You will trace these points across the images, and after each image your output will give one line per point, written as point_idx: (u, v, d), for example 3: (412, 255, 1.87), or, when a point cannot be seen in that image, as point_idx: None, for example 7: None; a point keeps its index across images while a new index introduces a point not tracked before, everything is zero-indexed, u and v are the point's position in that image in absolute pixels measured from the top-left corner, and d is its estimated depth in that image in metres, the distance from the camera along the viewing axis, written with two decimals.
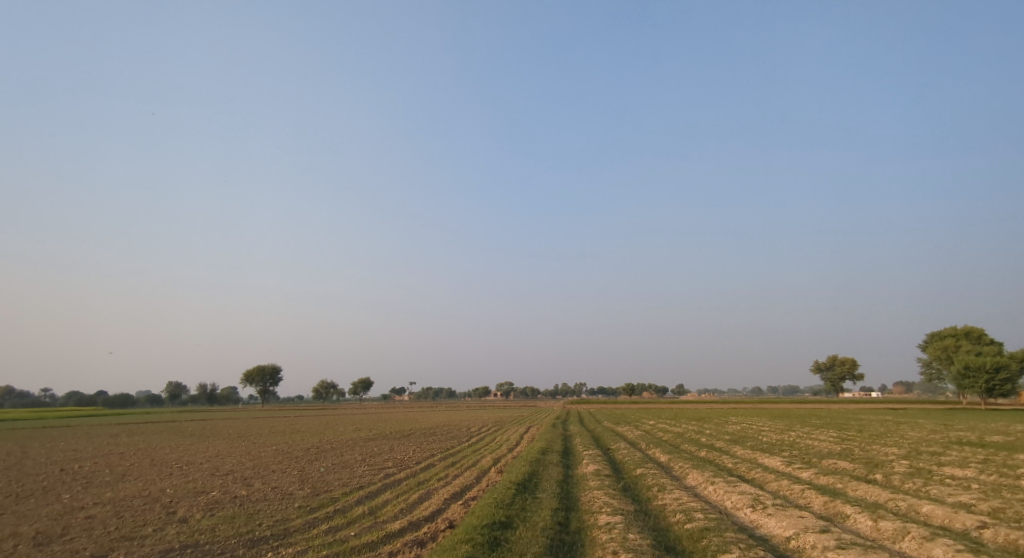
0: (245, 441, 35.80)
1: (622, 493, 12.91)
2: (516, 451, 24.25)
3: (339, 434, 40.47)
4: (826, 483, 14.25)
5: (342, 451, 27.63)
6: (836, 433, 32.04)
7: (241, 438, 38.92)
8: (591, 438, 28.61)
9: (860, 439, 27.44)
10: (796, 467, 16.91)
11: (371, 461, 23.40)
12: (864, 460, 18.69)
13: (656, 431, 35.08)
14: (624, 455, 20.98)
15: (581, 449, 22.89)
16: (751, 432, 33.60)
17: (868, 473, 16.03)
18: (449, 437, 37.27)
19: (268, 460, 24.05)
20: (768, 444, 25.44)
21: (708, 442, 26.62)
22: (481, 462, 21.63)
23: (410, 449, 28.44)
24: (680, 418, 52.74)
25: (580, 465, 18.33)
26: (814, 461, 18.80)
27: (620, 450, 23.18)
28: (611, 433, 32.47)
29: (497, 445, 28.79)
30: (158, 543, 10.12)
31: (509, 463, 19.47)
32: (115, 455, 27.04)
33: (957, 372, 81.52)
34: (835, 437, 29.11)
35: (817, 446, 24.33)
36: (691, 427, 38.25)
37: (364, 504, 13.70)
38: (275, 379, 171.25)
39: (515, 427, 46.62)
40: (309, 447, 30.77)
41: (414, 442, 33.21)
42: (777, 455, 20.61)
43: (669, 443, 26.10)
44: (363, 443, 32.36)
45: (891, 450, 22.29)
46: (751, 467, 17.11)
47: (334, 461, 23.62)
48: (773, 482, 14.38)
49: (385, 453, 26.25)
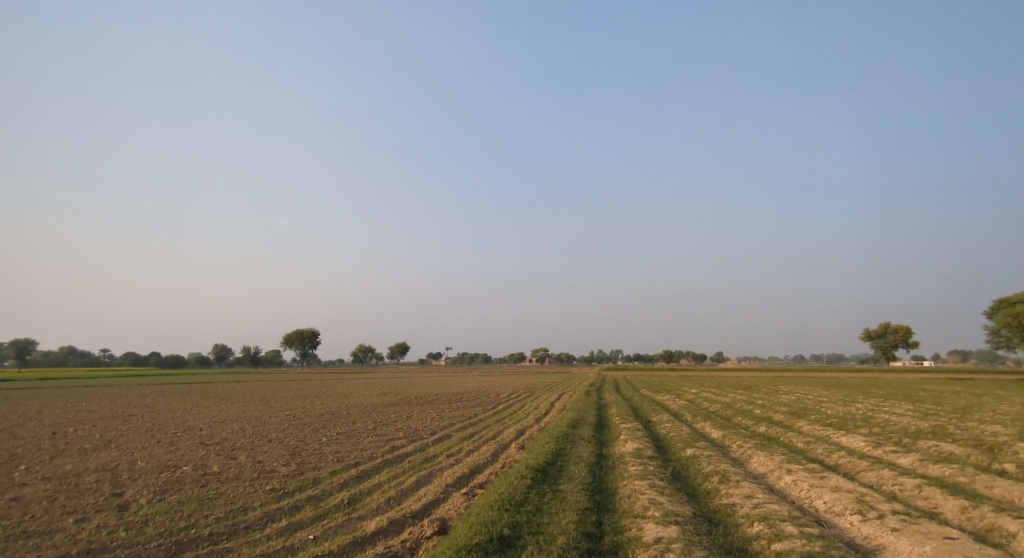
0: (265, 405, 34.72)
1: (672, 486, 9.77)
2: (542, 423, 21.53)
3: (363, 399, 39.03)
4: (942, 474, 10.74)
5: (355, 418, 25.68)
6: (913, 406, 27.84)
7: (264, 402, 38.10)
8: (629, 409, 25.61)
9: (948, 414, 23.28)
10: (889, 451, 13.38)
11: (381, 430, 21.24)
12: (973, 442, 14.87)
13: (701, 401, 31.75)
14: (670, 431, 17.85)
15: (618, 422, 19.91)
16: (809, 403, 29.84)
17: (987, 458, 12.39)
18: (474, 403, 35.09)
19: (272, 428, 22.31)
20: (838, 418, 21.71)
21: (763, 416, 23.11)
22: (500, 435, 19.03)
23: (428, 417, 26.17)
24: (724, 386, 49.15)
25: (616, 443, 15.28)
26: (906, 441, 15.15)
27: (664, 422, 20.17)
28: (650, 403, 29.32)
29: (523, 414, 26.19)
30: (59, 542, 7.79)
31: (532, 438, 16.67)
32: (124, 419, 26.04)
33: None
34: (914, 411, 24.98)
35: (897, 422, 20.55)
36: (740, 397, 34.70)
37: (347, 490, 11.20)
38: (314, 342, 175.42)
39: (545, 394, 44.11)
40: (324, 412, 29.08)
41: (436, 409, 31.07)
42: (854, 433, 17.06)
43: (719, 416, 22.73)
44: (381, 409, 30.48)
45: (999, 428, 18.20)
46: (830, 449, 13.64)
47: (343, 429, 21.64)
48: (869, 473, 10.92)
49: (400, 422, 24.10)
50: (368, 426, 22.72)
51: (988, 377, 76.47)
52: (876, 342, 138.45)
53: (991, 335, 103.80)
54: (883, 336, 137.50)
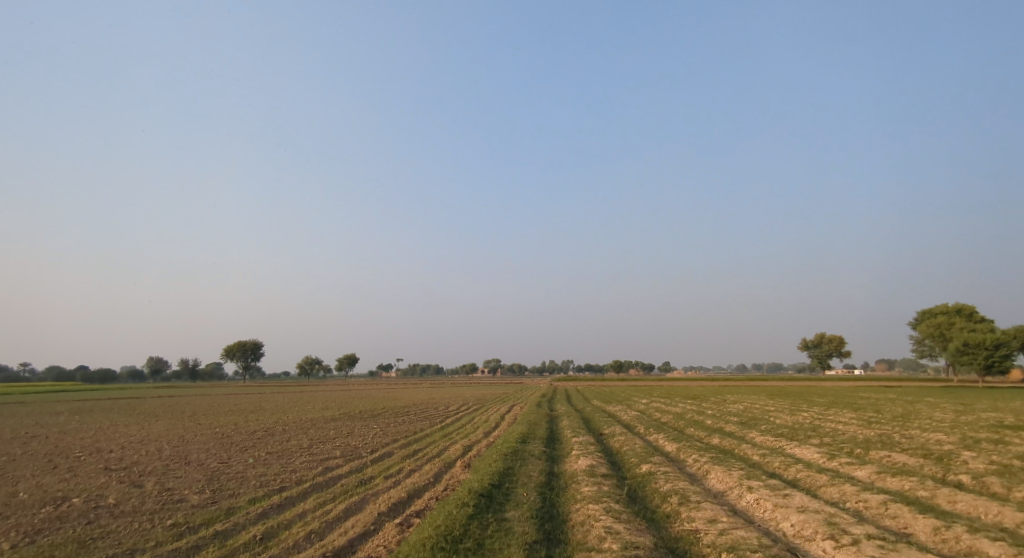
0: (190, 421, 31.72)
1: (630, 509, 8.87)
2: (491, 438, 20.37)
3: (303, 414, 36.58)
4: (902, 490, 10.40)
5: (290, 436, 23.64)
6: (854, 414, 28.54)
7: (192, 417, 34.95)
8: (582, 421, 24.86)
9: (889, 422, 23.81)
10: (845, 463, 13.11)
11: (317, 449, 19.45)
12: (921, 452, 14.89)
13: (653, 411, 31.44)
14: (624, 444, 17.10)
15: (570, 435, 19.01)
16: (758, 413, 30.13)
17: (940, 469, 12.27)
18: (422, 417, 33.46)
19: (193, 448, 20.05)
20: (788, 428, 21.70)
21: (715, 427, 22.86)
22: (447, 452, 17.73)
23: (371, 433, 24.45)
24: (674, 396, 49.58)
25: (568, 459, 14.34)
26: (858, 452, 15.04)
27: (617, 435, 19.43)
28: (603, 414, 28.70)
29: (472, 428, 24.92)
30: None
31: (480, 455, 15.49)
32: (19, 441, 22.92)
33: (955, 348, 79.47)
34: (857, 419, 25.47)
35: (844, 430, 20.74)
36: (691, 407, 34.74)
37: (264, 522, 9.71)
38: (257, 354, 166.94)
39: (497, 405, 42.90)
40: (257, 429, 26.77)
41: (380, 424, 29.28)
42: (806, 443, 16.91)
43: (672, 428, 22.28)
44: (320, 425, 28.39)
45: (940, 436, 18.56)
46: (787, 462, 13.21)
47: (274, 448, 19.73)
48: (830, 488, 10.44)
49: (339, 438, 22.32)
50: (303, 444, 20.85)
51: (915, 384, 81.30)
52: (813, 352, 145.42)
53: (915, 345, 110.98)
54: (819, 346, 144.63)
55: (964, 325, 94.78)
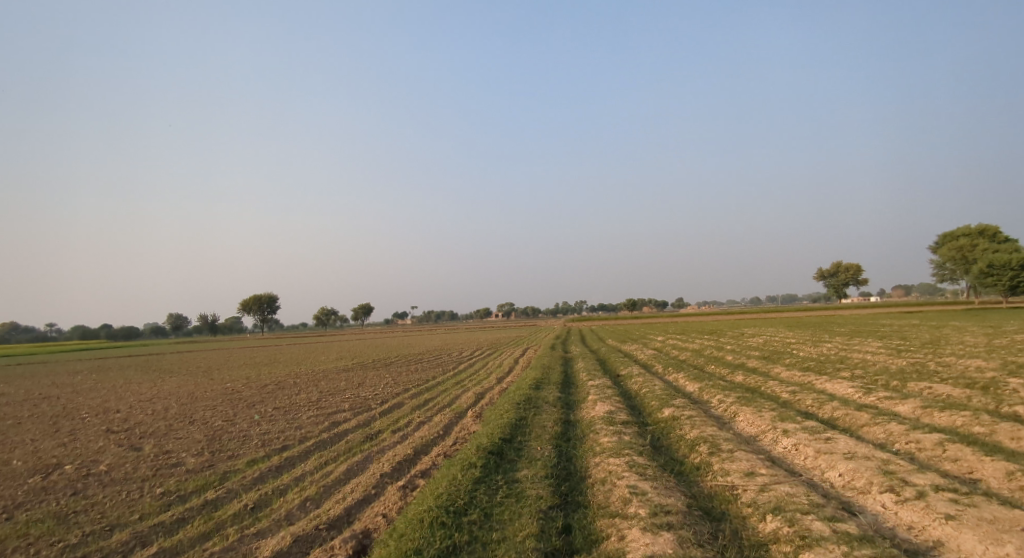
0: (204, 377, 31.74)
1: (655, 463, 7.96)
2: (504, 384, 19.69)
3: (317, 365, 36.59)
4: (955, 425, 9.34)
5: (301, 389, 23.30)
6: (881, 343, 27.48)
7: (208, 373, 35.13)
8: (598, 363, 24.19)
9: (920, 350, 22.68)
10: (883, 398, 12.08)
11: (325, 403, 18.95)
12: (965, 381, 13.76)
13: (670, 349, 30.70)
14: (642, 387, 16.24)
15: (586, 379, 18.21)
16: (779, 346, 29.24)
17: (991, 400, 11.17)
18: (435, 364, 33.18)
19: (202, 405, 19.72)
20: (814, 361, 20.70)
21: (736, 363, 21.96)
22: (457, 402, 17.09)
23: (382, 384, 24.03)
24: (690, 332, 48.94)
25: (581, 406, 13.50)
26: (895, 385, 13.99)
27: (633, 377, 18.61)
28: (619, 355, 28.01)
29: (484, 375, 24.34)
30: None
31: (491, 404, 14.74)
32: (33, 403, 22.91)
33: (979, 271, 77.34)
34: (884, 348, 24.39)
35: (874, 361, 19.70)
36: (709, 343, 33.96)
37: (258, 489, 9.03)
38: (274, 308, 169.47)
39: (511, 349, 42.60)
40: (270, 383, 26.56)
41: (393, 373, 28.96)
42: (836, 377, 15.93)
43: (690, 366, 21.44)
44: (332, 377, 28.15)
45: (980, 363, 17.41)
46: (820, 400, 12.18)
47: (283, 403, 19.31)
48: (874, 429, 9.38)
49: (349, 390, 21.91)
50: (312, 398, 20.42)
51: (936, 309, 79.83)
52: (829, 281, 143.67)
53: (936, 270, 108.53)
54: (835, 275, 142.73)
55: (989, 247, 91.92)
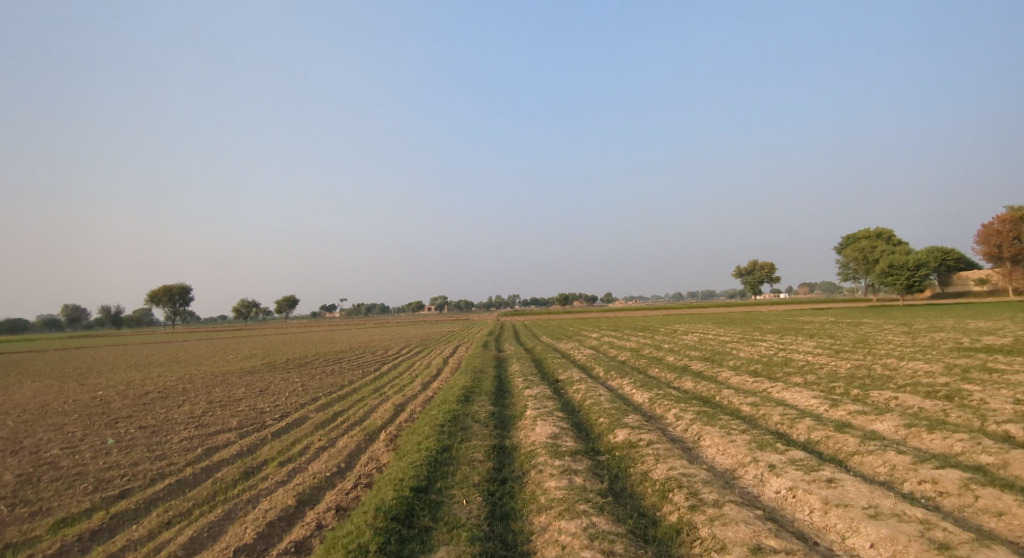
0: (71, 382, 26.59)
1: (623, 528, 5.82)
2: (429, 394, 17.12)
3: (219, 366, 32.11)
4: (954, 453, 7.94)
5: (184, 398, 19.49)
6: (813, 342, 27.45)
7: (80, 376, 29.75)
8: (535, 365, 22.18)
9: (856, 350, 22.45)
10: (856, 413, 10.74)
11: (208, 418, 15.52)
12: (925, 390, 12.86)
13: (607, 348, 29.29)
14: (586, 397, 14.29)
15: (522, 387, 16.05)
16: (716, 345, 28.61)
17: (970, 415, 10.03)
18: (355, 365, 29.88)
19: (43, 420, 15.61)
20: (758, 363, 19.77)
21: (679, 365, 20.71)
22: (372, 418, 14.32)
23: (289, 390, 20.69)
24: (625, 329, 48.40)
25: (517, 426, 11.25)
26: (856, 395, 12.84)
27: (575, 383, 16.67)
28: (556, 355, 26.17)
29: (409, 379, 21.63)
30: None
31: (411, 424, 12.21)
32: None
33: (881, 270, 83.56)
34: (820, 348, 24.13)
35: (818, 363, 18.96)
36: (646, 341, 33.04)
37: None
38: (184, 298, 155.06)
39: (441, 347, 39.92)
40: (150, 389, 22.37)
41: (304, 376, 25.48)
42: (791, 385, 14.73)
43: (634, 369, 19.85)
44: (230, 381, 24.25)
45: (923, 366, 16.98)
46: (790, 416, 10.66)
47: (153, 418, 15.61)
48: (871, 462, 7.77)
49: (245, 400, 18.45)
50: (195, 410, 16.84)
51: (843, 306, 85.54)
52: (748, 278, 151.65)
53: (842, 270, 116.86)
54: (752, 273, 151.02)
55: (888, 249, 100.02)
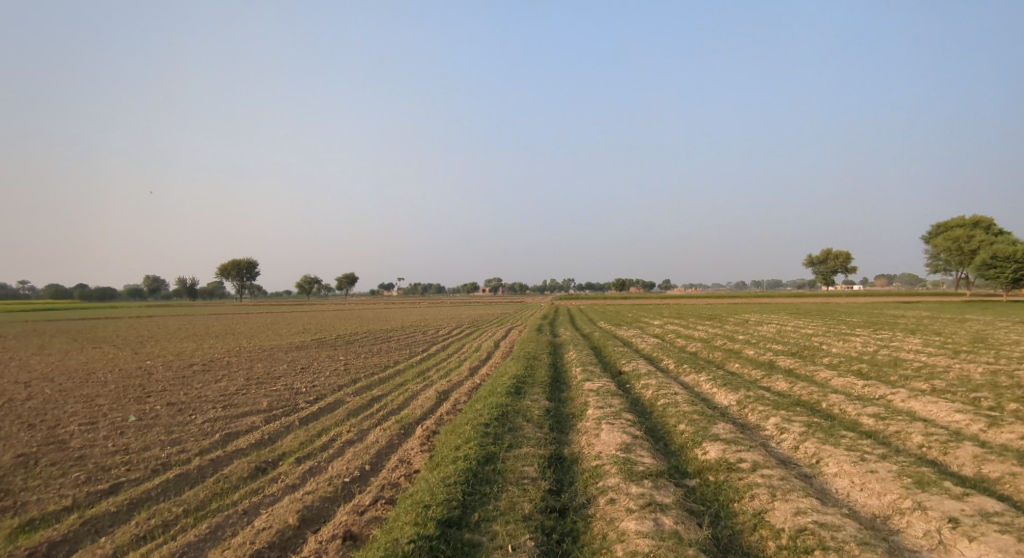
0: (129, 350, 27.08)
1: None
2: (476, 381, 15.37)
3: (271, 340, 32.05)
4: None
5: (226, 372, 18.90)
6: (918, 339, 23.61)
7: (142, 344, 30.51)
8: (593, 354, 20.06)
9: (980, 351, 18.79)
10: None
11: (241, 397, 14.58)
12: None
13: (673, 338, 26.61)
14: (657, 395, 12.07)
15: (580, 380, 13.99)
16: (798, 338, 25.36)
17: None
18: (403, 345, 28.80)
19: (82, 390, 15.23)
20: (861, 362, 16.66)
21: (762, 360, 17.95)
22: (410, 407, 12.77)
23: (331, 370, 19.67)
24: (688, 317, 45.20)
25: (576, 432, 9.25)
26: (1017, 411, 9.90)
27: (641, 378, 14.42)
28: (615, 343, 23.86)
29: (456, 363, 20.12)
30: None
31: (451, 419, 10.52)
32: None
33: (981, 261, 74.81)
34: (931, 346, 20.56)
35: (939, 365, 15.71)
36: (716, 331, 30.04)
37: None
38: (252, 273, 162.85)
39: (491, 329, 38.42)
40: (197, 362, 22.13)
41: (350, 354, 24.60)
42: (915, 391, 11.87)
43: (709, 363, 17.31)
44: (276, 357, 23.71)
45: None
46: (939, 437, 8.06)
47: (187, 394, 14.83)
48: None
49: (284, 379, 17.50)
50: (231, 387, 16.04)
51: (934, 300, 77.30)
52: (820, 267, 141.53)
53: (931, 260, 105.95)
54: (825, 262, 140.51)
55: (988, 238, 89.47)
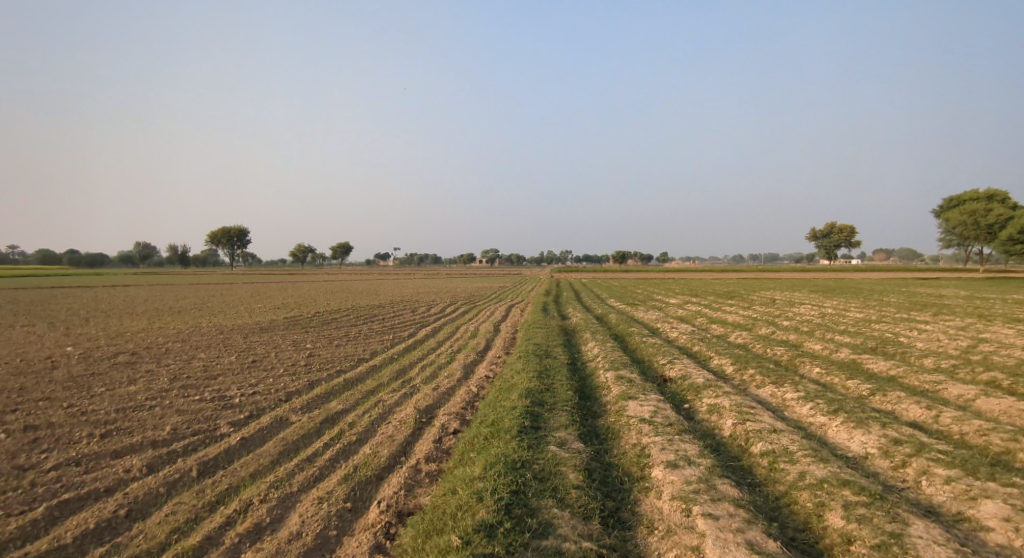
0: (62, 330, 22.69)
1: None
2: (471, 395, 11.24)
3: (235, 319, 27.68)
4: None
5: (151, 369, 14.61)
6: (1006, 328, 19.49)
7: (82, 322, 26.01)
8: (619, 348, 15.90)
9: None
10: None
11: (143, 412, 10.39)
12: None
13: (706, 324, 22.29)
14: (748, 434, 7.91)
15: (621, 401, 9.83)
16: (857, 325, 21.20)
17: None
18: (389, 326, 24.61)
19: None
20: (984, 366, 12.47)
21: (844, 361, 13.71)
22: (374, 442, 8.62)
23: (288, 364, 15.44)
24: (705, 294, 41.04)
25: (649, 543, 5.08)
26: None
27: (704, 397, 10.21)
28: (641, 331, 19.67)
29: (447, 357, 15.99)
30: None
31: (432, 491, 6.39)
32: None
33: (1005, 237, 70.51)
34: None
35: None
36: (750, 314, 25.89)
37: None
38: (242, 241, 157.20)
39: (490, 307, 34.24)
40: (128, 349, 17.84)
41: (321, 340, 20.37)
42: None
43: (778, 366, 13.13)
44: (228, 344, 19.32)
45: None
46: None
47: (67, 408, 10.56)
48: None
49: (219, 380, 13.27)
50: (140, 393, 11.81)
51: (953, 277, 73.49)
52: (823, 242, 137.22)
53: (945, 235, 101.66)
54: (829, 236, 135.95)
55: (1009, 212, 85.04)
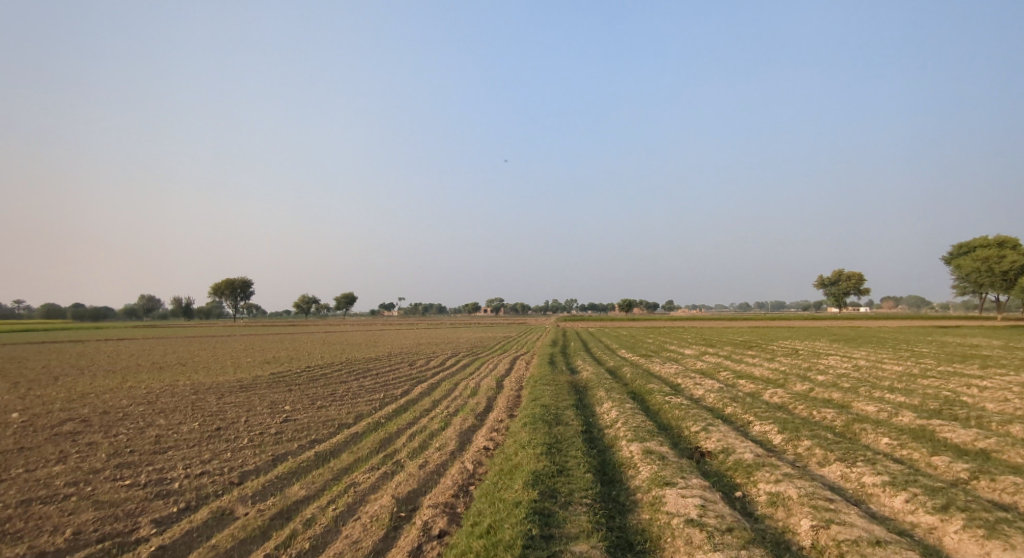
0: (21, 391, 20.58)
1: None
2: (465, 476, 9.07)
3: (218, 376, 25.52)
4: None
5: (94, 441, 12.47)
6: None
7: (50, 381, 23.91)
8: (639, 410, 13.67)
9: None
10: None
11: (52, 506, 8.24)
12: None
13: (732, 379, 19.98)
14: (840, 548, 5.72)
15: (654, 490, 7.65)
16: (903, 380, 18.86)
17: None
18: (382, 383, 22.40)
19: None
20: None
21: (913, 429, 11.42)
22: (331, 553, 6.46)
23: (257, 433, 13.23)
24: (721, 344, 38.58)
25: None
26: None
27: (760, 483, 8.00)
28: (662, 388, 17.42)
29: (442, 422, 13.78)
30: None
31: None
32: None
33: None
34: None
35: None
36: (778, 367, 23.57)
37: None
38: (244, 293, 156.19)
39: (494, 359, 31.98)
40: (81, 414, 15.71)
41: (303, 400, 18.18)
42: None
43: (835, 435, 10.90)
44: (198, 407, 17.18)
45: None
46: None
47: None
48: None
49: (167, 456, 11.10)
50: (62, 476, 9.66)
51: (973, 325, 70.50)
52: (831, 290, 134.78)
53: (959, 282, 99.19)
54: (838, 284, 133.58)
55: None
